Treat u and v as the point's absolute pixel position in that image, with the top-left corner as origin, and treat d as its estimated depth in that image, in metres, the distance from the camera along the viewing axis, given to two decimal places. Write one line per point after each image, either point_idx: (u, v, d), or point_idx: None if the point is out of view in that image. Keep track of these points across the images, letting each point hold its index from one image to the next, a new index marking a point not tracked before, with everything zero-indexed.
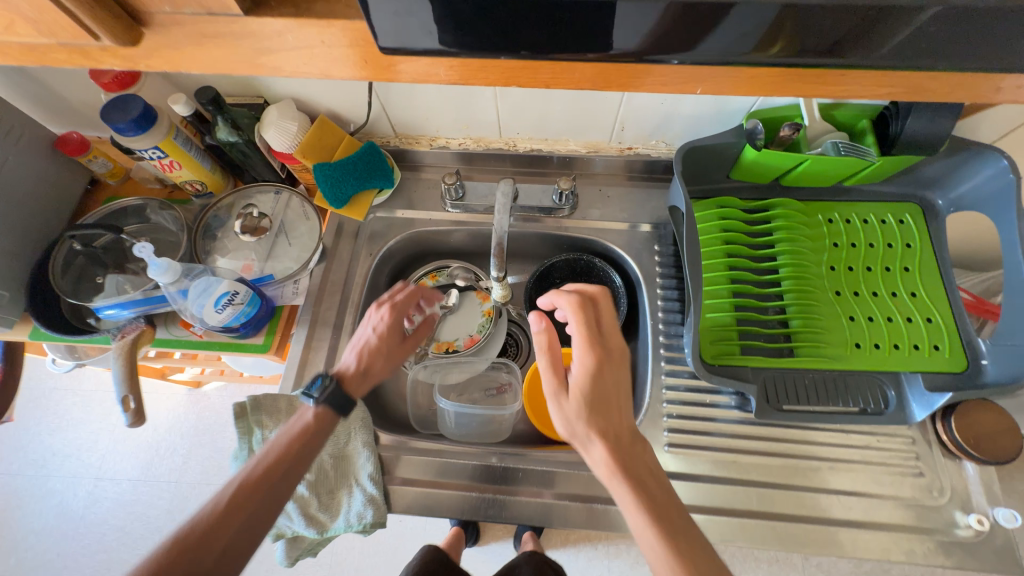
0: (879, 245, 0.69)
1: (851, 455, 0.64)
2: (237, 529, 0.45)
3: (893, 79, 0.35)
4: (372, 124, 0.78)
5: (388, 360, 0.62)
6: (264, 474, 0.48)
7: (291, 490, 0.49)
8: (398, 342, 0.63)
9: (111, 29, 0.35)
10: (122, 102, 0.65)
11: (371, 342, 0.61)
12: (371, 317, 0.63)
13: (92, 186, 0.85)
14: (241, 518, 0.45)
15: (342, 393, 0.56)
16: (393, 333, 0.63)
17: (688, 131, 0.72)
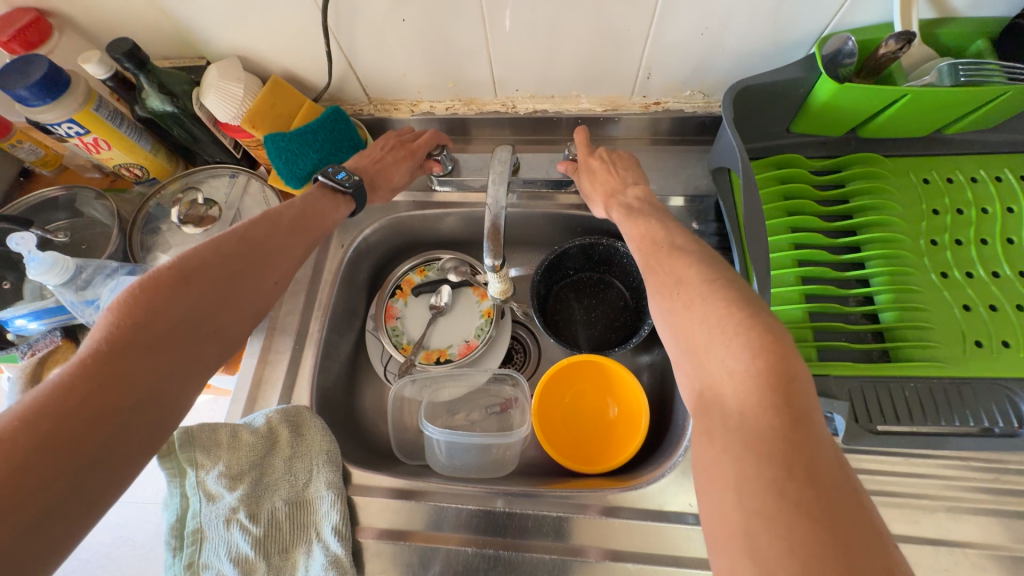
0: (996, 210, 0.52)
1: (972, 493, 0.48)
2: (280, 265, 0.48)
3: None
4: (339, 86, 0.64)
5: (403, 175, 0.61)
6: (299, 223, 0.50)
7: (294, 252, 0.49)
8: (416, 166, 0.62)
9: None
10: (23, 63, 0.53)
11: (388, 156, 0.60)
12: (387, 140, 0.62)
13: (25, 177, 0.72)
14: (273, 258, 0.47)
15: (363, 193, 0.56)
16: (413, 156, 0.61)
17: (732, 74, 0.57)
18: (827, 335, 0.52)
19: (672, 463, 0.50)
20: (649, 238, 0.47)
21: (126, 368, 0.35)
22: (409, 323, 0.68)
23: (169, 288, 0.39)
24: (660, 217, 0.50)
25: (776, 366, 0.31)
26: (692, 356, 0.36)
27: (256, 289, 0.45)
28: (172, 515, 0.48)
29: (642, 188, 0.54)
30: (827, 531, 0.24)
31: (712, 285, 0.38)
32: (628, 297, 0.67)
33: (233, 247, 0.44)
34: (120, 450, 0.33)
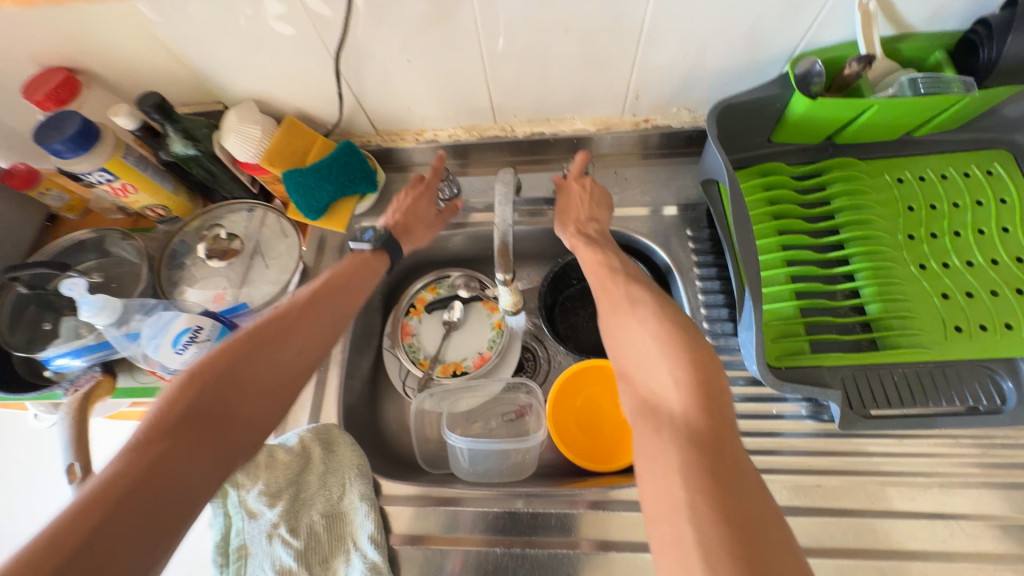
0: (966, 204, 0.57)
1: (963, 468, 0.51)
2: (296, 337, 0.50)
3: None
4: (348, 122, 0.68)
5: (426, 217, 0.65)
6: (319, 291, 0.54)
7: (325, 325, 0.53)
8: (434, 202, 0.66)
9: None
10: (57, 120, 0.57)
11: (407, 203, 0.64)
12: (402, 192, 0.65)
13: (52, 222, 0.77)
14: (294, 334, 0.50)
15: (392, 244, 0.61)
16: (428, 194, 0.65)
17: (714, 92, 0.61)
18: (819, 329, 0.55)
19: None
20: (605, 265, 0.53)
21: (128, 469, 0.36)
22: (425, 339, 0.71)
23: (191, 382, 0.43)
24: (607, 250, 0.55)
25: (707, 377, 0.37)
26: (642, 364, 0.41)
27: (271, 365, 0.47)
28: (217, 533, 0.51)
29: (598, 226, 0.60)
30: (742, 506, 0.30)
31: (661, 308, 0.44)
32: None
33: (257, 329, 0.48)
34: (120, 553, 0.34)
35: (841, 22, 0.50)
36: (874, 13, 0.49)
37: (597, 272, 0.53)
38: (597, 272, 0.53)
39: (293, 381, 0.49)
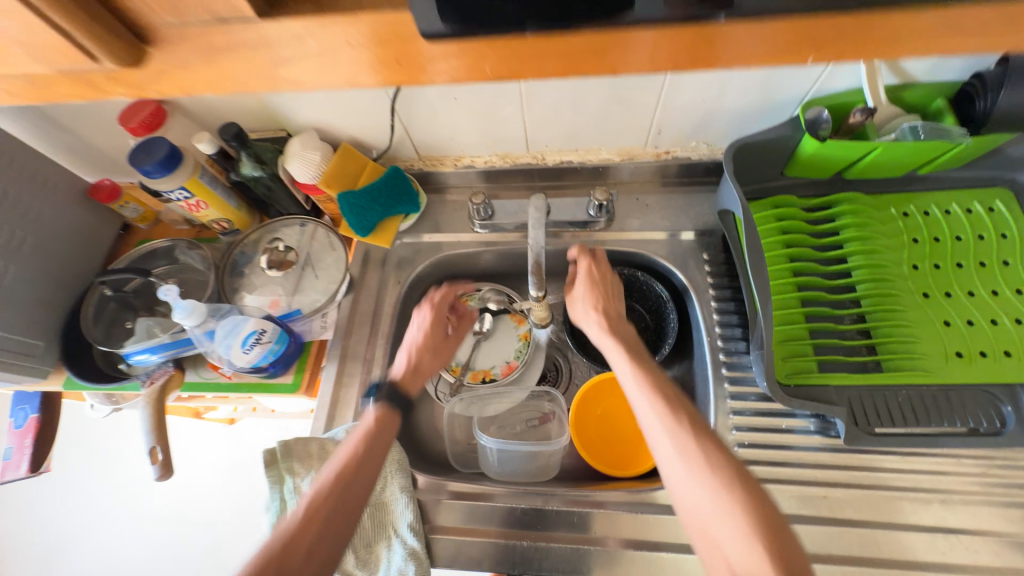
0: (968, 237, 0.61)
1: (964, 486, 0.54)
2: (367, 470, 0.52)
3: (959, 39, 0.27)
4: (395, 148, 0.76)
5: (436, 358, 0.69)
6: (380, 426, 0.56)
7: (386, 446, 0.56)
8: (443, 337, 0.70)
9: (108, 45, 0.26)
10: (148, 145, 0.65)
11: (421, 342, 0.68)
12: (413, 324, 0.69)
13: (125, 231, 0.85)
14: (365, 471, 0.52)
15: (398, 395, 0.60)
16: (438, 331, 0.70)
17: (731, 129, 0.67)
18: (827, 351, 0.60)
19: None
20: (654, 388, 0.53)
21: None
22: (456, 348, 0.77)
23: (280, 535, 0.46)
24: (639, 367, 0.55)
25: (784, 548, 0.41)
26: (716, 523, 0.43)
27: (343, 502, 0.50)
28: (273, 515, 0.56)
29: (622, 331, 0.61)
30: None
31: (722, 464, 0.46)
32: (648, 319, 0.76)
33: (306, 508, 0.48)
34: None
35: (847, 73, 0.55)
36: (878, 67, 0.54)
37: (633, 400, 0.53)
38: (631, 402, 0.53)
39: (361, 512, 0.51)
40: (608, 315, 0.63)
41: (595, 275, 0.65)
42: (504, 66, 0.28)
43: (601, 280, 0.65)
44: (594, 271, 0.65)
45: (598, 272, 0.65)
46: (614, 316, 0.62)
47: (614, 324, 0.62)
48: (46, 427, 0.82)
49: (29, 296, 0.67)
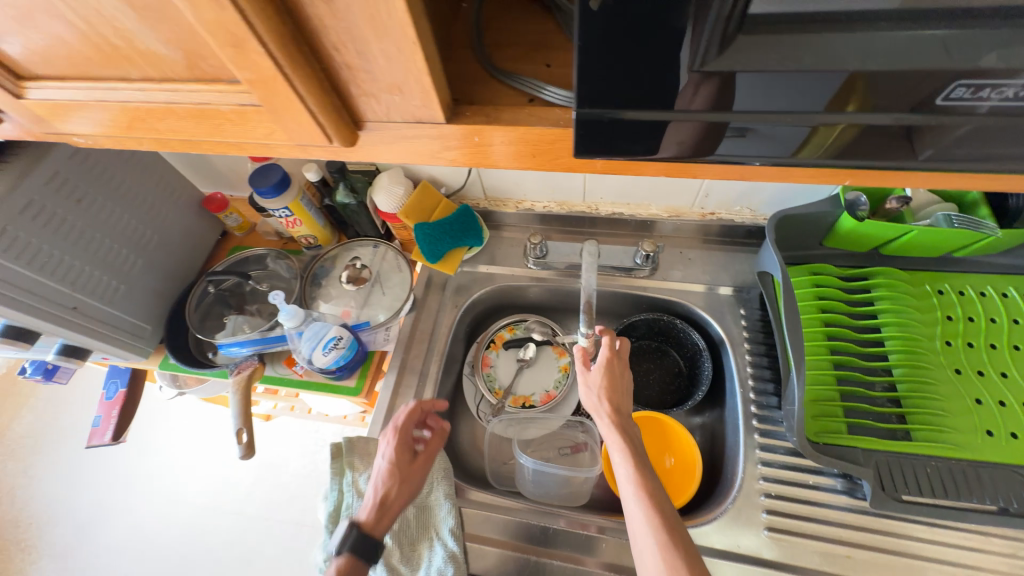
0: (1003, 321, 0.63)
1: (992, 566, 0.56)
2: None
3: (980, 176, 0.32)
4: (466, 189, 0.86)
5: (405, 487, 0.60)
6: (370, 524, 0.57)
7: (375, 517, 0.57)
8: (409, 461, 0.61)
9: (337, 127, 0.30)
10: (265, 171, 0.77)
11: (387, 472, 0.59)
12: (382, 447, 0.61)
13: (223, 237, 0.97)
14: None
15: (368, 540, 0.56)
16: (404, 455, 0.61)
17: (774, 199, 0.73)
18: (858, 415, 0.63)
19: (723, 507, 0.63)
20: (642, 490, 0.52)
21: None
22: (500, 372, 0.83)
23: None
24: (632, 461, 0.55)
25: None
26: None
27: None
28: (330, 504, 0.63)
29: (624, 422, 0.59)
30: None
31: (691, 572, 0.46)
32: (682, 365, 0.81)
33: None
34: None
35: None
36: None
37: (623, 492, 0.54)
38: (623, 493, 0.54)
39: None
40: (611, 403, 0.61)
41: (603, 368, 0.63)
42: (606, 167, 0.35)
43: (610, 373, 0.63)
44: (604, 374, 0.62)
45: (609, 369, 0.63)
46: (617, 403, 0.61)
47: (616, 413, 0.60)
48: (130, 400, 0.93)
49: (147, 286, 0.79)
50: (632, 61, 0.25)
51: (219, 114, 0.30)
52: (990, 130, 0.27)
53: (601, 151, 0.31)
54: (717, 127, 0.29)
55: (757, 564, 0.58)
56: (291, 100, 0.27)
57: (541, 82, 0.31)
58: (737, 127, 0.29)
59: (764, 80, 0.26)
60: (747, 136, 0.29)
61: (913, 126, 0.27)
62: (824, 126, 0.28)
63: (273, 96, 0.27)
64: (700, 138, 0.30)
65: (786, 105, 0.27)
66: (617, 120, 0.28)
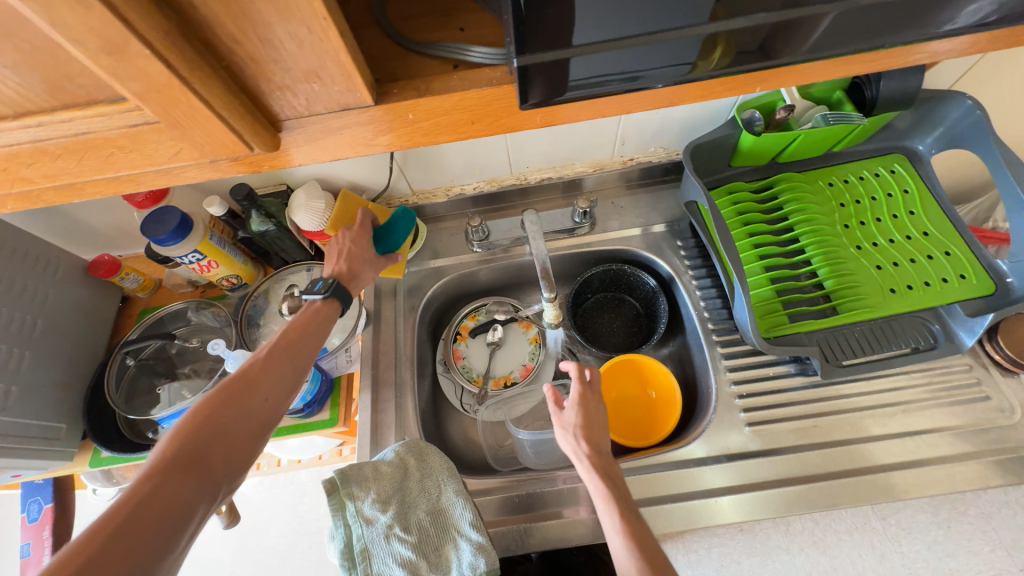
0: (881, 197, 0.75)
1: (918, 395, 0.67)
2: (270, 381, 0.53)
3: (851, 64, 0.37)
4: (391, 188, 0.82)
5: (369, 269, 0.67)
6: (287, 343, 0.56)
7: (311, 355, 0.58)
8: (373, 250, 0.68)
9: (262, 138, 0.29)
10: (159, 215, 0.68)
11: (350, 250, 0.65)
12: (341, 237, 0.67)
13: (125, 302, 0.85)
14: (268, 378, 0.53)
15: (342, 291, 0.62)
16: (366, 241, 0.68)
17: (681, 134, 0.79)
18: (793, 305, 0.71)
19: (708, 419, 0.68)
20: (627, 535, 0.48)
21: (138, 514, 0.39)
22: (474, 360, 0.83)
23: (176, 457, 0.44)
24: (614, 502, 0.52)
25: None
26: None
27: (251, 409, 0.50)
28: (340, 542, 0.59)
29: (598, 457, 0.57)
30: None
31: None
32: (639, 306, 0.86)
33: (206, 398, 0.49)
34: (131, 567, 0.37)
35: None
36: None
37: (610, 536, 0.50)
38: (610, 538, 0.50)
39: (266, 425, 0.51)
40: (590, 436, 0.59)
41: (574, 403, 0.62)
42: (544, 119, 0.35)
43: (586, 404, 0.62)
44: (578, 405, 0.61)
45: (583, 400, 0.62)
46: (595, 436, 0.59)
47: (596, 448, 0.58)
48: (62, 514, 0.80)
49: (47, 378, 0.67)
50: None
51: (107, 143, 0.28)
52: (851, 16, 0.31)
53: (550, 93, 0.31)
54: (639, 57, 0.30)
55: (746, 457, 0.65)
56: (202, 112, 0.26)
57: (465, 44, 0.31)
58: (650, 60, 0.31)
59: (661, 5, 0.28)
60: (661, 64, 0.32)
61: (798, 26, 0.31)
62: (703, 60, 0.32)
63: (173, 107, 0.25)
64: (608, 70, 0.31)
65: (685, 25, 0.29)
66: (557, 62, 0.29)
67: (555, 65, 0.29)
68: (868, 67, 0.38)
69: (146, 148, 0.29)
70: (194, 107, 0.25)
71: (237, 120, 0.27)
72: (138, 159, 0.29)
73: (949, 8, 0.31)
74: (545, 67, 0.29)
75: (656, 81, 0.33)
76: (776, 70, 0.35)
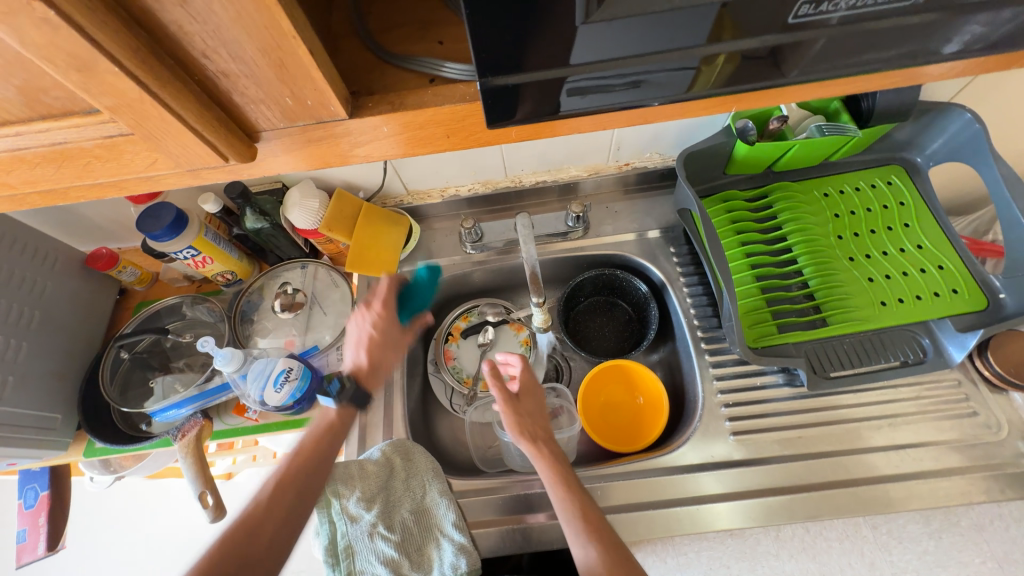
0: (876, 208, 0.74)
1: (905, 409, 0.67)
2: (291, 500, 0.54)
3: (835, 84, 0.37)
4: (385, 188, 0.82)
5: (391, 352, 0.69)
6: (305, 454, 0.57)
7: (330, 467, 0.59)
8: (393, 332, 0.69)
9: (235, 147, 0.30)
10: (154, 211, 0.69)
11: (370, 337, 0.67)
12: (362, 313, 0.68)
13: (122, 295, 0.86)
14: (290, 496, 0.54)
15: (360, 393, 0.65)
16: (386, 324, 0.69)
17: (677, 140, 0.79)
18: (783, 315, 0.71)
19: (693, 427, 0.69)
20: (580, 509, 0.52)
21: None
22: (465, 361, 0.83)
23: None
24: (564, 480, 0.54)
25: None
26: None
27: (271, 536, 0.51)
28: (325, 538, 0.60)
29: (541, 439, 0.59)
30: None
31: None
32: (631, 311, 0.86)
33: (227, 531, 0.50)
34: None
35: None
36: None
37: (565, 514, 0.52)
38: (565, 516, 0.52)
39: (285, 550, 0.51)
40: (533, 419, 0.61)
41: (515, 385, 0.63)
42: (524, 133, 0.36)
43: (529, 388, 0.64)
44: (523, 390, 0.64)
45: (528, 384, 0.64)
46: (540, 420, 0.61)
47: (540, 432, 0.60)
48: (58, 501, 0.81)
49: (43, 370, 0.69)
50: (507, 19, 0.26)
51: (84, 152, 0.29)
52: (829, 39, 0.31)
53: (514, 115, 0.32)
54: (599, 79, 0.31)
55: (730, 466, 0.65)
56: (175, 124, 0.26)
57: (438, 60, 0.32)
58: (621, 79, 0.31)
59: (634, 26, 0.28)
60: (637, 82, 0.32)
61: (775, 48, 0.31)
62: (707, 65, 0.31)
63: (146, 119, 0.26)
64: (571, 92, 0.31)
65: (658, 45, 0.29)
66: (524, 84, 0.30)
67: (532, 86, 0.30)
68: (851, 87, 0.38)
69: (124, 157, 0.29)
70: (167, 119, 0.26)
71: (211, 131, 0.28)
72: (116, 166, 0.30)
73: (927, 34, 0.31)
74: (507, 88, 0.30)
75: (634, 98, 0.33)
76: (758, 90, 0.35)
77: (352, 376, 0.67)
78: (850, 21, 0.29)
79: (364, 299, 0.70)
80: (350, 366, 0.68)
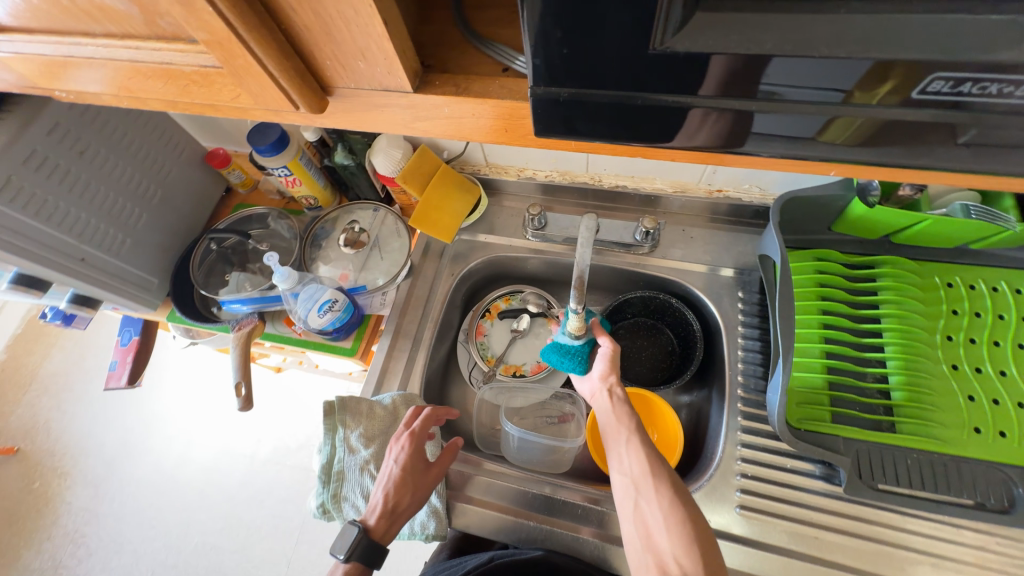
0: (1011, 318, 0.61)
1: (957, 553, 0.57)
2: None
3: (980, 176, 0.30)
4: (467, 154, 0.83)
5: (415, 495, 0.61)
6: None
7: None
8: (422, 471, 0.62)
9: (307, 98, 0.32)
10: (263, 128, 0.76)
11: (397, 476, 0.60)
12: (393, 445, 0.63)
13: (226, 193, 0.98)
14: None
15: (373, 546, 0.57)
16: (416, 462, 0.62)
17: (784, 179, 0.70)
18: (843, 403, 0.62)
19: (699, 483, 0.64)
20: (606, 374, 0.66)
21: None
22: (494, 341, 0.84)
23: None
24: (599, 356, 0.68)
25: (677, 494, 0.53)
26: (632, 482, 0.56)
27: None
28: (324, 457, 0.66)
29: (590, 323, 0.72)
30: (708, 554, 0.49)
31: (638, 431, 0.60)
32: (675, 344, 0.81)
33: None
34: None
35: None
36: None
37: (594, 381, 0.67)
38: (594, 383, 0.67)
39: None
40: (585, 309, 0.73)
41: None
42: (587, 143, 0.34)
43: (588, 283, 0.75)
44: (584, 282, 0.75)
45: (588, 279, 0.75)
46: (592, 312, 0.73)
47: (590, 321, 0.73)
48: (144, 348, 0.97)
49: (152, 240, 0.81)
50: (585, 34, 0.24)
51: (186, 75, 0.32)
52: (978, 119, 0.25)
53: (569, 127, 0.30)
54: (671, 107, 0.28)
55: (724, 537, 0.61)
56: (257, 68, 0.29)
57: (514, 50, 0.31)
58: (697, 114, 0.28)
59: (725, 61, 0.25)
60: (714, 121, 0.29)
61: (897, 115, 0.26)
62: (841, 119, 0.27)
63: (233, 58, 0.28)
64: (632, 116, 0.29)
65: (750, 85, 0.26)
66: (612, 100, 0.28)
67: (608, 106, 0.29)
68: (991, 183, 0.31)
69: (217, 85, 0.32)
70: (250, 63, 0.28)
71: (287, 79, 0.30)
72: (212, 91, 0.33)
73: None
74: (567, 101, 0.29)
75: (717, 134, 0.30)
76: (871, 160, 0.30)
77: (367, 521, 0.59)
78: (1000, 109, 0.24)
79: (397, 427, 0.64)
80: (370, 507, 0.60)
